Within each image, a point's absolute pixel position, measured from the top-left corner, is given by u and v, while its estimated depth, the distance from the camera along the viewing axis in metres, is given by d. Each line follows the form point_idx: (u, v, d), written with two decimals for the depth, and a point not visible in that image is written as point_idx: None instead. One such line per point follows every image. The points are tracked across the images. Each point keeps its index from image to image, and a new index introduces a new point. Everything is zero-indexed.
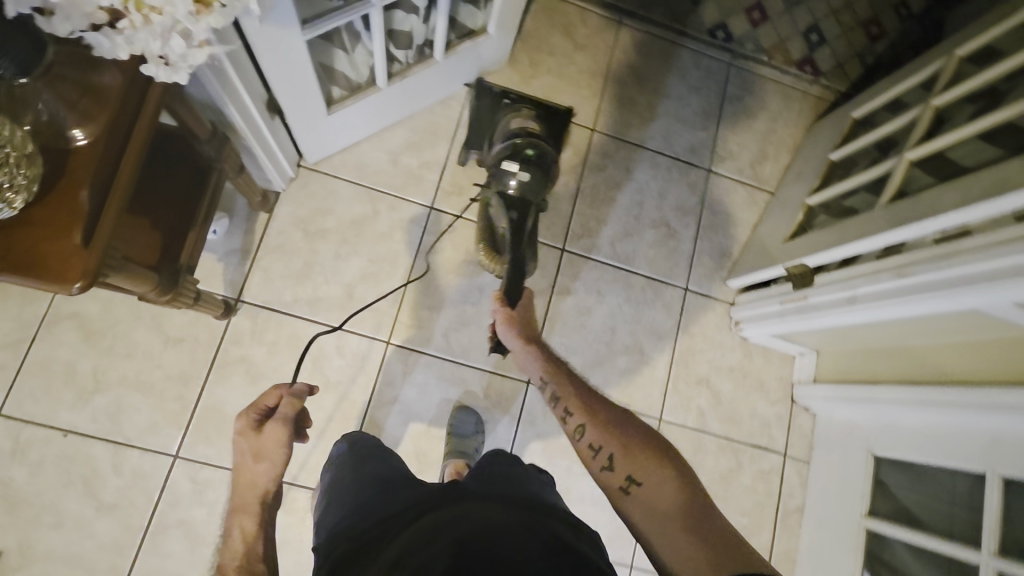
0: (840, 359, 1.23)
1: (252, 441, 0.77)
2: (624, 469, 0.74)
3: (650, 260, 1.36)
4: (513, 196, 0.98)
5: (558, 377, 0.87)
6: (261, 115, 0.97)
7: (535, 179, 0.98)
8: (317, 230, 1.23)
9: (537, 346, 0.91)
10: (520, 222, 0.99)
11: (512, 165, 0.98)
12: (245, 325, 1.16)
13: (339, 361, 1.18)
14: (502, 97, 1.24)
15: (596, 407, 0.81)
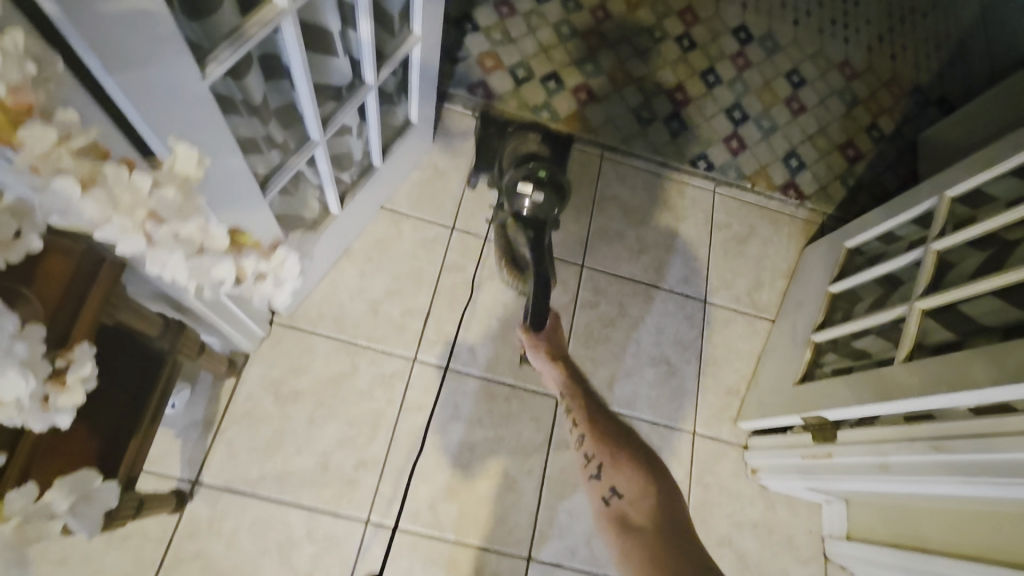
0: (872, 513, 1.11)
1: None
2: (609, 484, 0.76)
3: (654, 402, 1.26)
4: (529, 218, 0.99)
5: (575, 393, 0.86)
6: (224, 292, 0.89)
7: (549, 200, 0.98)
8: (290, 393, 1.12)
9: (563, 361, 0.90)
10: (537, 241, 1.00)
11: (525, 187, 0.98)
12: (203, 512, 1.02)
13: (311, 549, 1.03)
14: (507, 125, 1.21)
15: (602, 427, 0.81)
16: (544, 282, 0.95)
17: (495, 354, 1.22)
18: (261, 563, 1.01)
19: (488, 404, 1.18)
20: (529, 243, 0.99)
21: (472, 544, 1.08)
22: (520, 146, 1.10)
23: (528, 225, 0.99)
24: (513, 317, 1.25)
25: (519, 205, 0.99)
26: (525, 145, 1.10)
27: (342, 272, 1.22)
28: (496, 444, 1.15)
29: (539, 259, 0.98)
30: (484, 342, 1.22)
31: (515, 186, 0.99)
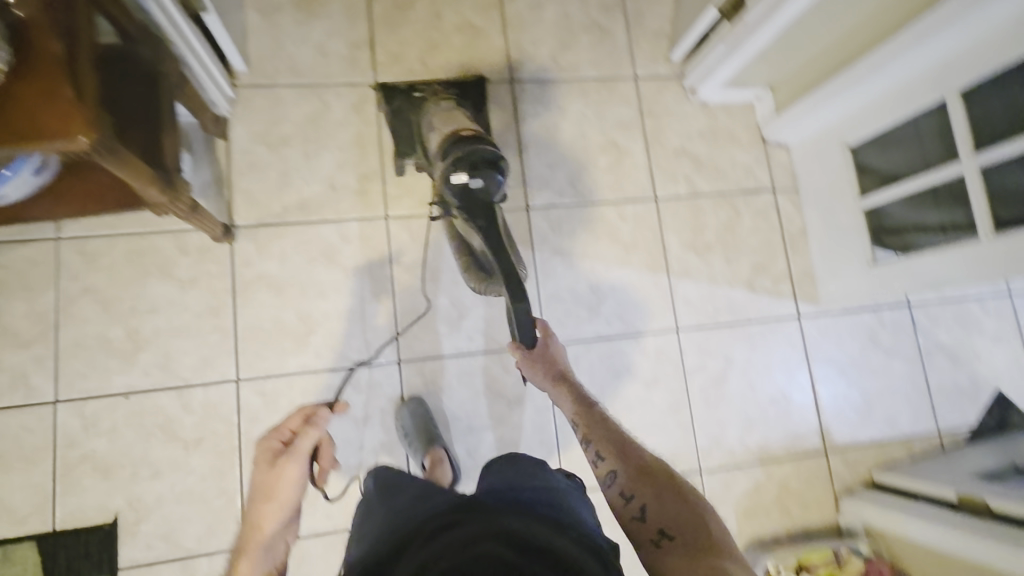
0: (792, 82, 1.32)
1: (264, 474, 0.82)
2: (655, 522, 0.74)
3: (596, 62, 1.39)
4: (472, 206, 0.94)
5: (590, 424, 0.90)
6: (178, 13, 0.99)
7: (488, 181, 0.94)
8: (278, 138, 1.23)
9: (567, 385, 0.96)
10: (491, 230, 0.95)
11: (459, 177, 0.93)
12: (250, 246, 1.18)
13: (350, 248, 1.22)
14: (409, 92, 1.24)
15: (632, 456, 0.82)
16: (502, 250, 0.93)
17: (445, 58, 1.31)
18: (314, 268, 1.20)
19: None
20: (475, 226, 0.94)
21: None
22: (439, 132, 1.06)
23: (475, 218, 0.94)
24: (449, 22, 1.33)
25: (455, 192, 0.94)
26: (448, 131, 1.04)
27: (278, 25, 1.26)
28: None
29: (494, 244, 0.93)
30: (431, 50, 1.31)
31: (446, 177, 0.94)
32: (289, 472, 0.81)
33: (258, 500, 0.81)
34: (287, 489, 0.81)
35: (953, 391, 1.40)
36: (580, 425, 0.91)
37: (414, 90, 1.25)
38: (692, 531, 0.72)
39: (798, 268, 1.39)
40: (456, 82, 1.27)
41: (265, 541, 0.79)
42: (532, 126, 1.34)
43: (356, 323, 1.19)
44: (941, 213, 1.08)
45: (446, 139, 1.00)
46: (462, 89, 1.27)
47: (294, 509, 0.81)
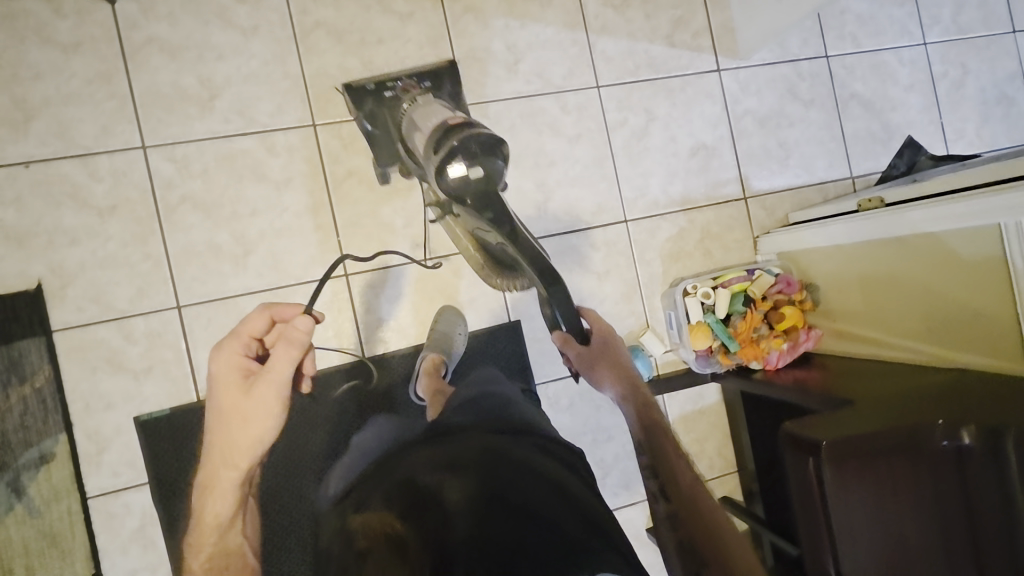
0: None
1: (226, 423, 0.90)
2: (694, 562, 0.79)
3: None
4: (472, 194, 0.94)
5: (646, 424, 0.96)
6: None
7: (489, 167, 0.93)
8: None
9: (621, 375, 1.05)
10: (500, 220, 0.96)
11: (458, 166, 0.92)
12: (133, 7, 1.10)
13: (245, 8, 1.14)
14: (376, 90, 1.16)
15: (697, 500, 0.84)
16: (536, 255, 0.97)
17: None
18: (208, 30, 1.13)
19: None
20: (489, 221, 0.96)
21: None
22: (422, 124, 1.02)
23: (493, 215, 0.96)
24: None
25: (456, 183, 0.93)
26: (427, 121, 1.01)
27: None
28: None
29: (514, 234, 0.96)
30: None
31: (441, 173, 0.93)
32: (263, 410, 0.89)
33: (235, 422, 0.90)
34: (245, 438, 0.89)
35: (866, 139, 1.47)
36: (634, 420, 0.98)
37: (384, 89, 1.17)
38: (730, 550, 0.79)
39: (718, 22, 1.38)
40: (428, 75, 1.20)
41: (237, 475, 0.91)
42: None
43: (263, 88, 1.15)
44: None
45: (435, 129, 0.96)
46: (436, 80, 1.21)
47: (268, 433, 0.90)
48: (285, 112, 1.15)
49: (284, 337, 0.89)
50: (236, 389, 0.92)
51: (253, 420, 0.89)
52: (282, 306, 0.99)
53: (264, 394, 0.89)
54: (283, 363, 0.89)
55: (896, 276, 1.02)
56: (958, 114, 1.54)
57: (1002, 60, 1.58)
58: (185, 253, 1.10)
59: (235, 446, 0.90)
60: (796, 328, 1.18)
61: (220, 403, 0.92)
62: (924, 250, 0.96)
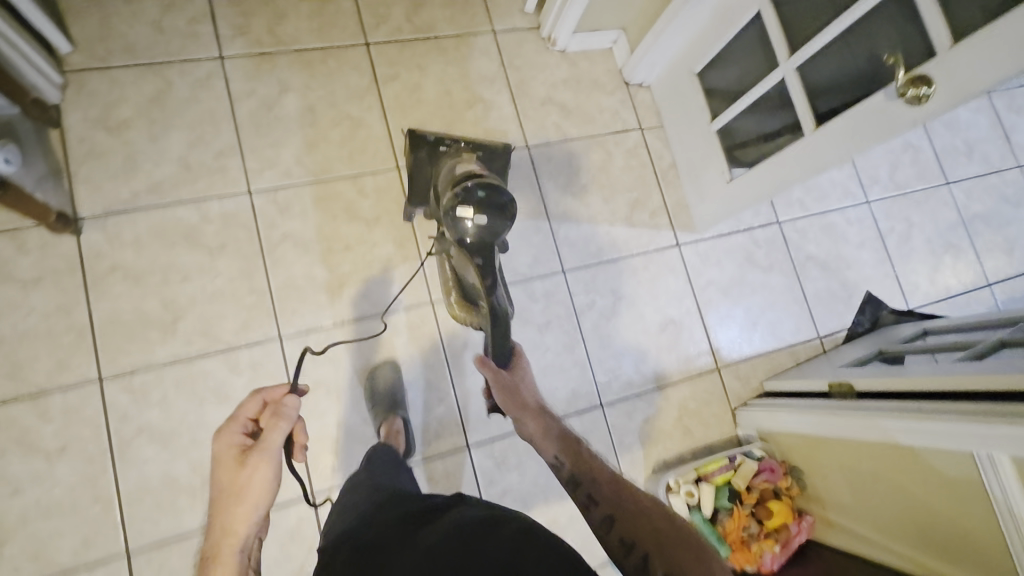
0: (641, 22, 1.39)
1: (228, 478, 0.78)
2: (642, 553, 0.76)
3: (451, 20, 1.40)
4: (472, 243, 0.98)
5: (579, 460, 0.96)
6: None
7: (493, 220, 0.97)
8: (118, 122, 1.16)
9: (544, 420, 1.05)
10: (486, 264, 1.01)
11: (465, 212, 0.96)
12: (99, 237, 1.10)
13: (212, 227, 1.16)
14: (437, 144, 1.13)
15: (651, 520, 0.82)
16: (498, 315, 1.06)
17: (294, 28, 1.29)
18: (173, 252, 1.13)
19: (309, 70, 1.28)
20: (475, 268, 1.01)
21: (347, 174, 1.25)
22: (455, 169, 1.06)
23: (476, 252, 0.99)
24: None
25: (463, 228, 0.97)
26: (458, 163, 1.07)
27: (104, 2, 1.19)
28: (331, 98, 1.28)
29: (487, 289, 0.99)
30: (279, 21, 1.28)
31: (454, 214, 0.97)
32: (260, 472, 0.78)
33: (230, 500, 0.77)
34: (258, 489, 0.77)
35: (827, 298, 1.51)
36: (564, 465, 0.96)
37: (441, 143, 1.13)
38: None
39: (673, 200, 1.45)
40: (492, 148, 1.12)
41: (238, 543, 0.76)
42: (394, 86, 1.32)
43: (227, 305, 1.14)
44: (786, 115, 1.11)
45: (459, 173, 1.03)
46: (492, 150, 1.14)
47: (260, 514, 0.76)
48: (251, 326, 1.14)
49: (275, 409, 0.84)
50: (233, 466, 0.79)
51: (247, 493, 0.77)
52: (275, 387, 0.91)
53: (259, 473, 0.78)
54: (264, 470, 0.78)
55: (900, 491, 0.96)
56: (909, 266, 1.60)
57: (941, 210, 1.68)
58: (140, 490, 1.04)
59: (232, 518, 0.76)
60: (786, 524, 1.13)
61: (218, 486, 0.79)
62: (927, 473, 0.91)
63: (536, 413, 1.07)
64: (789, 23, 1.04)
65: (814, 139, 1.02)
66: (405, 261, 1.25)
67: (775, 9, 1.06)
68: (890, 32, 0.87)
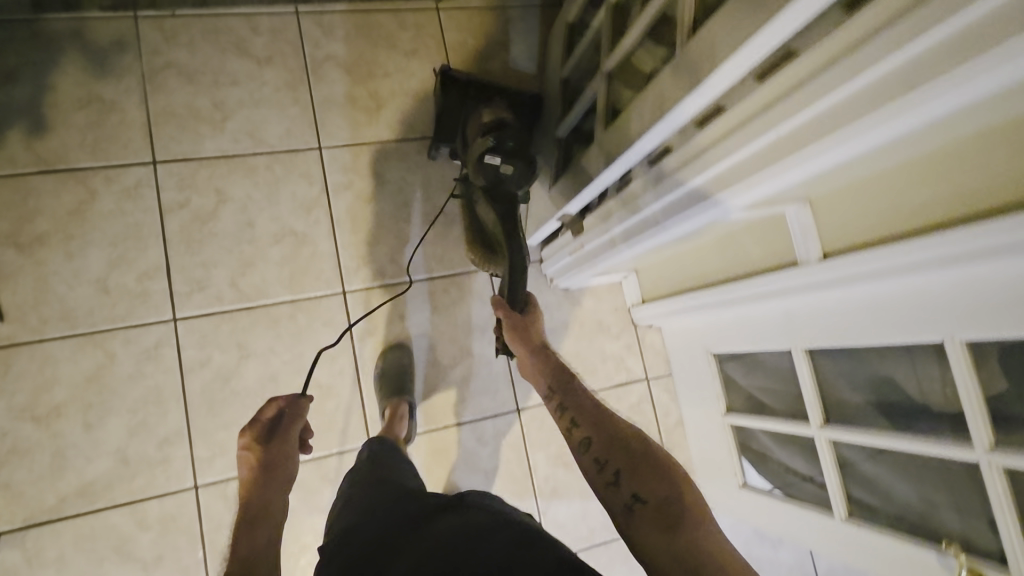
0: (654, 276, 1.22)
1: (261, 457, 0.80)
2: (629, 486, 0.67)
3: (441, 258, 1.25)
4: (494, 188, 0.98)
5: (563, 388, 0.84)
6: None
7: (521, 170, 0.96)
8: (50, 408, 1.02)
9: (543, 355, 0.91)
10: (509, 216, 0.98)
11: (492, 160, 0.94)
12: (16, 556, 0.97)
13: (148, 534, 1.02)
14: (468, 86, 1.18)
15: (637, 454, 0.70)
16: (517, 270, 0.96)
17: (260, 278, 1.14)
18: (101, 568, 1.00)
19: (275, 330, 1.14)
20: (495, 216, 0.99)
21: (310, 458, 1.12)
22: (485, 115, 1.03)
23: (496, 201, 0.98)
24: (264, 233, 1.16)
25: (485, 172, 0.96)
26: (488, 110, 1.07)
27: (44, 260, 1.05)
28: (299, 362, 1.14)
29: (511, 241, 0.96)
30: (244, 270, 1.14)
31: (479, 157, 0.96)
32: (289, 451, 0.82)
33: (261, 478, 0.79)
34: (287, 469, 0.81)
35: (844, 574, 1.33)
36: (551, 397, 0.84)
37: (477, 89, 1.17)
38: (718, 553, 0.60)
39: None
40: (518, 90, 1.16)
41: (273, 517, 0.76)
42: (370, 342, 1.18)
43: None
44: (810, 468, 0.97)
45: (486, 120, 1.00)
46: (519, 103, 1.17)
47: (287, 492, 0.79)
48: None
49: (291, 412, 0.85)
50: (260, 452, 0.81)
51: (280, 471, 0.80)
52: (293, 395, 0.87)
53: (282, 456, 0.82)
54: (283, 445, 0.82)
55: None
56: None
57: None
58: None
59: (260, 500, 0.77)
60: None
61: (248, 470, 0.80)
62: None
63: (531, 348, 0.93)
64: (825, 383, 0.91)
65: (848, 533, 0.89)
66: None
67: (811, 364, 0.92)
68: (950, 492, 0.74)
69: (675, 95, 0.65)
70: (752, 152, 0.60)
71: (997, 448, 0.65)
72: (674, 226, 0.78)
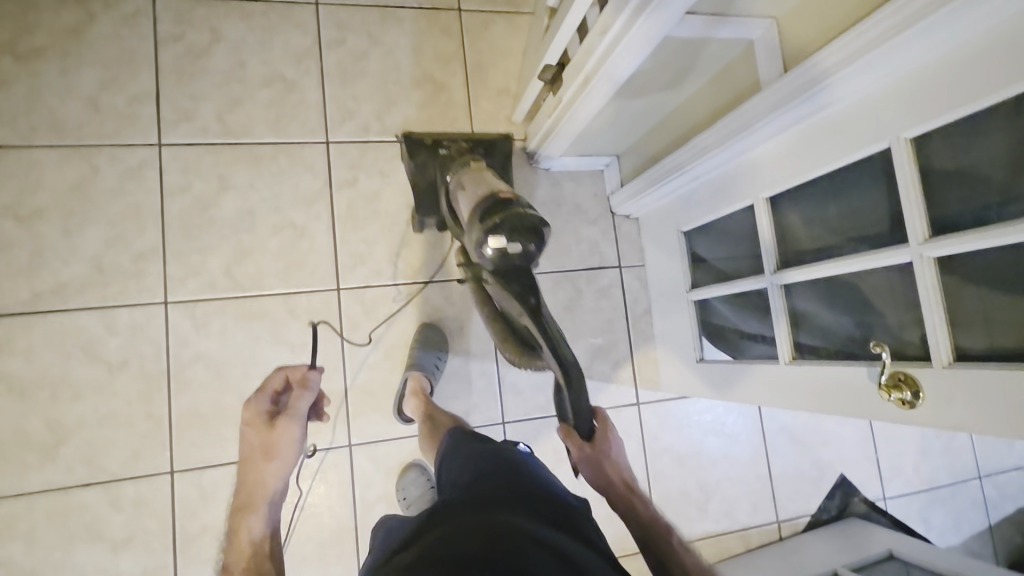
0: (635, 156, 1.24)
1: (264, 435, 1.03)
2: None
3: (427, 123, 1.26)
4: (499, 269, 0.80)
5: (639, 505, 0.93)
6: None
7: (526, 245, 0.79)
8: (32, 210, 1.05)
9: (624, 483, 0.94)
10: (530, 301, 0.80)
11: (493, 243, 0.78)
12: None
13: (116, 340, 1.06)
14: (436, 146, 1.15)
15: None
16: (557, 348, 0.76)
17: (247, 116, 1.16)
18: (69, 365, 1.04)
19: (256, 168, 1.16)
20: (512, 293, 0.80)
21: (278, 292, 1.14)
22: (477, 187, 0.91)
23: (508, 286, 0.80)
24: (255, 75, 1.17)
25: (485, 252, 0.79)
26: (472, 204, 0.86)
27: (39, 71, 1.08)
28: (276, 202, 1.16)
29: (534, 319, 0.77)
30: (232, 107, 1.16)
31: (481, 247, 0.80)
32: (288, 430, 1.03)
33: (260, 456, 1.02)
34: (288, 445, 1.03)
35: (795, 477, 1.39)
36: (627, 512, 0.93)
37: (440, 147, 1.15)
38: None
39: (640, 352, 1.32)
40: (486, 140, 1.16)
41: (268, 494, 1.00)
42: (350, 194, 1.20)
43: (119, 431, 1.04)
44: (764, 324, 0.98)
45: (479, 201, 0.85)
46: (489, 147, 1.16)
47: (287, 465, 1.02)
48: (140, 455, 1.04)
49: (303, 381, 1.08)
50: (261, 432, 1.04)
51: (278, 454, 1.02)
52: (298, 367, 1.11)
53: (284, 437, 1.03)
54: (288, 429, 1.04)
55: None
56: (895, 449, 1.47)
57: None
58: None
59: (257, 476, 1.01)
60: None
61: (248, 444, 1.04)
62: None
63: (617, 477, 0.94)
64: (783, 233, 0.92)
65: (791, 377, 0.90)
66: (329, 396, 1.15)
67: (772, 217, 0.92)
68: (884, 308, 0.74)
69: None
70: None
71: (931, 238, 0.65)
72: (648, 27, 0.77)
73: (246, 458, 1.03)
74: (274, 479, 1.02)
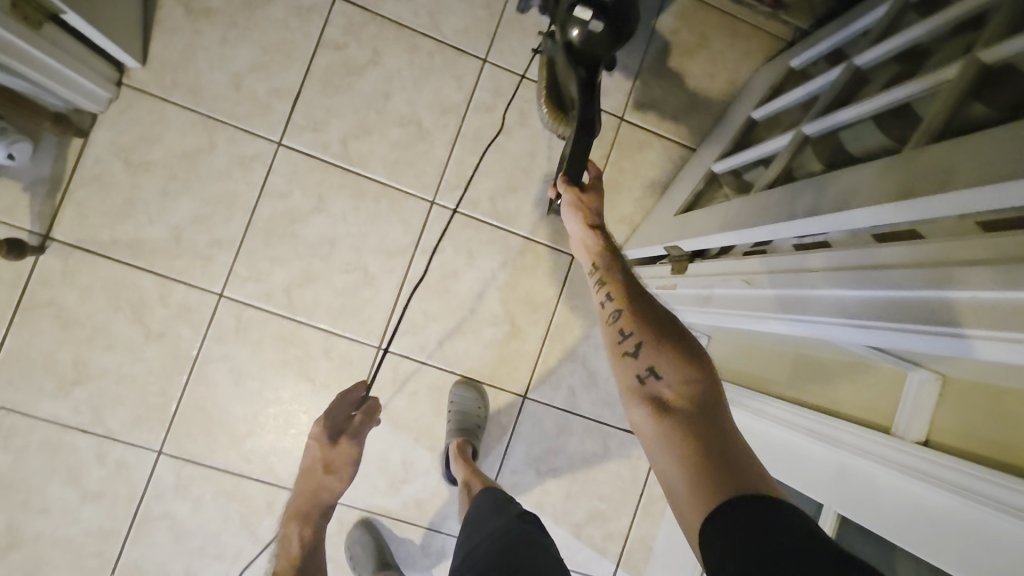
0: (726, 352, 1.13)
1: (327, 453, 1.03)
2: (650, 361, 0.62)
3: (535, 221, 1.18)
4: (576, 38, 0.82)
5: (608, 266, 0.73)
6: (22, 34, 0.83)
7: (605, 36, 0.82)
8: (141, 161, 1.06)
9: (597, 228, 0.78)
10: (589, 80, 0.85)
11: (582, 12, 0.80)
12: (56, 266, 1.04)
13: (163, 312, 1.07)
14: None
15: (668, 341, 0.63)
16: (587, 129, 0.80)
17: (369, 148, 1.13)
18: (114, 317, 1.06)
19: (356, 202, 1.13)
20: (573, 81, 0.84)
21: (323, 329, 1.12)
22: None
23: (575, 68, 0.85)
24: (394, 111, 1.13)
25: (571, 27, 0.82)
26: None
27: (202, 33, 1.08)
28: (359, 241, 1.13)
29: (598, 40, 0.82)
30: (359, 134, 1.13)
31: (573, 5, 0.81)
32: (350, 450, 1.03)
33: (320, 471, 1.03)
34: (347, 464, 1.03)
35: None
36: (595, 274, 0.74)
37: None
38: (757, 473, 0.52)
39: (638, 534, 1.23)
40: None
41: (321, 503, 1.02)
42: (430, 262, 1.15)
43: (131, 394, 1.07)
44: None
45: None
46: None
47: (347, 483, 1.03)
48: (139, 425, 1.07)
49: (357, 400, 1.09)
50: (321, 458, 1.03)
51: (336, 471, 1.03)
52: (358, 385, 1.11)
53: (343, 457, 1.03)
54: (350, 447, 1.03)
55: None
56: None
57: None
58: None
59: (307, 487, 1.03)
60: None
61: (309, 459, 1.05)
62: None
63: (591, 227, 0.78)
64: None
65: None
66: None
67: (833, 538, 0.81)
68: None
69: (869, 197, 0.56)
70: (926, 299, 0.50)
71: None
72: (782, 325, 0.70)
73: (308, 470, 1.04)
74: (331, 492, 1.02)
